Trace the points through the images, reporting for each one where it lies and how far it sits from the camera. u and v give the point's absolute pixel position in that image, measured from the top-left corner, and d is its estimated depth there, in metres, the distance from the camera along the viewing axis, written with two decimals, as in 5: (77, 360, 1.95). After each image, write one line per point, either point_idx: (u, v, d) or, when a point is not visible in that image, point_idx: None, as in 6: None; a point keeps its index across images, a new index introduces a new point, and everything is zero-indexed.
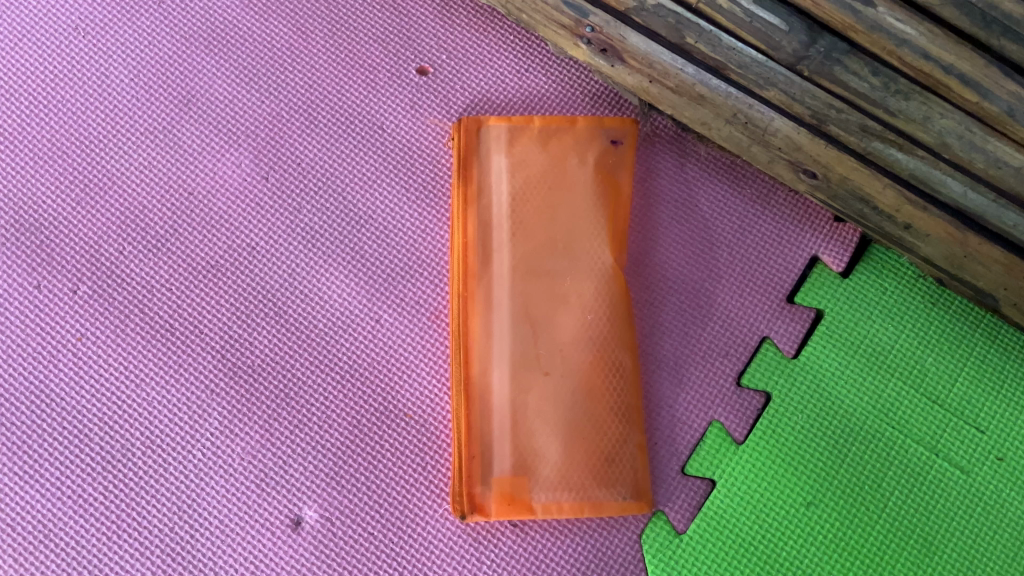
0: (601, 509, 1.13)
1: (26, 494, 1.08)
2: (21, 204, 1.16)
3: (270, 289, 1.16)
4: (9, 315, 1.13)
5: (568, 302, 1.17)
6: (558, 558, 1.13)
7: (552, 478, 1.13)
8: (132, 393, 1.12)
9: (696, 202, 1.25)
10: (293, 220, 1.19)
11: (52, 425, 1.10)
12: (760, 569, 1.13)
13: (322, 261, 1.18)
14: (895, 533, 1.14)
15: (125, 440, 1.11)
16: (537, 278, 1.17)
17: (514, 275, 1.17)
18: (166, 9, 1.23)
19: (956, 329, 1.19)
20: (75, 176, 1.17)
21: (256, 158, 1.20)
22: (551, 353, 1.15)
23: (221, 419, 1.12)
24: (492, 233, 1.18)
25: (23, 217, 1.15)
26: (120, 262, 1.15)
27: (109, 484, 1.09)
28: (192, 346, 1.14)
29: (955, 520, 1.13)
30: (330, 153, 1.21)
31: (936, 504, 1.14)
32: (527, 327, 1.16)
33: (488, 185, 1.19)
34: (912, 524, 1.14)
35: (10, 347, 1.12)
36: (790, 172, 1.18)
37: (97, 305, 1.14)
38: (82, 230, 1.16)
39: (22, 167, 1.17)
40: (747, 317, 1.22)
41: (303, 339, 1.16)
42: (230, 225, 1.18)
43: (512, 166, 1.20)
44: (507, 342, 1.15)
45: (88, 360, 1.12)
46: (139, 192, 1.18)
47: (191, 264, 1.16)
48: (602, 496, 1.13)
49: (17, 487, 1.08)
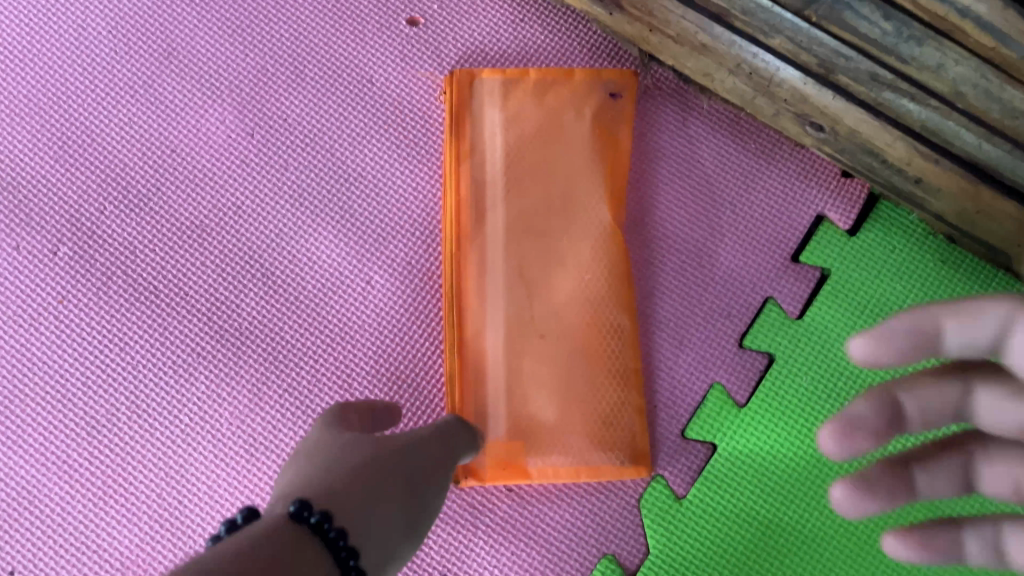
0: (599, 473, 1.10)
1: (10, 460, 1.06)
2: None
3: (257, 250, 1.13)
4: None
5: (565, 262, 1.14)
6: (555, 524, 1.11)
7: (549, 442, 1.10)
8: (117, 357, 1.09)
9: (698, 157, 1.21)
10: (279, 178, 1.15)
11: (35, 391, 1.07)
12: (762, 533, 1.10)
13: (310, 221, 1.14)
14: None
15: (110, 405, 1.08)
16: (534, 237, 1.13)
17: (509, 235, 1.13)
18: None
19: (966, 288, 1.16)
20: (52, 133, 1.13)
21: (240, 114, 1.16)
22: (547, 315, 1.12)
23: (208, 383, 1.09)
24: (487, 190, 1.14)
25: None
26: (101, 222, 1.12)
27: (94, 450, 1.07)
28: (177, 309, 1.11)
29: None
30: (317, 108, 1.17)
31: None
32: (523, 288, 1.12)
33: (483, 141, 1.15)
34: None
35: None
36: (796, 126, 1.14)
37: (78, 267, 1.10)
38: (62, 190, 1.12)
39: None
40: (750, 277, 1.18)
41: (292, 301, 1.12)
42: (214, 184, 1.14)
43: (507, 122, 1.15)
44: (502, 304, 1.12)
45: (70, 324, 1.09)
46: (120, 150, 1.13)
47: (174, 224, 1.12)
48: (600, 461, 1.10)
49: (0, 454, 1.06)
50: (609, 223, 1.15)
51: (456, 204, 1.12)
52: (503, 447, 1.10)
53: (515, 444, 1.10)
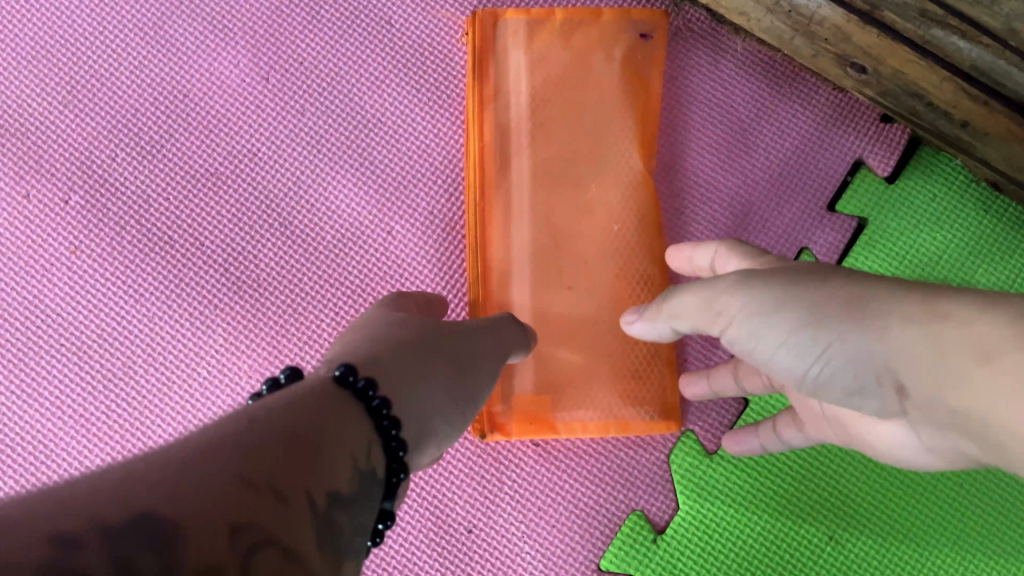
0: (628, 428, 1.07)
1: (25, 413, 1.04)
2: (4, 107, 1.08)
3: (274, 198, 1.09)
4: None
5: (592, 211, 1.09)
6: (583, 479, 1.08)
7: (576, 395, 1.07)
8: (132, 308, 1.06)
9: (732, 101, 1.16)
10: (297, 123, 1.11)
11: (49, 342, 1.05)
12: (794, 487, 1.07)
13: (328, 168, 1.10)
14: None
15: (126, 357, 1.05)
16: (560, 184, 1.09)
17: (535, 182, 1.09)
18: None
19: (1010, 238, 1.11)
20: (60, 76, 1.09)
21: (254, 56, 1.11)
22: (574, 266, 1.08)
23: (226, 335, 1.06)
24: (512, 135, 1.09)
25: (8, 122, 1.08)
26: (113, 169, 1.08)
27: (111, 403, 1.04)
28: (192, 259, 1.07)
29: None
30: (335, 49, 1.12)
31: None
32: (550, 238, 1.08)
33: (508, 84, 1.09)
34: None
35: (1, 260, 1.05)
36: (835, 68, 1.07)
37: (90, 216, 1.07)
38: (71, 136, 1.08)
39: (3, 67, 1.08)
40: (784, 227, 1.14)
41: (312, 250, 1.09)
42: (229, 129, 1.10)
43: (533, 64, 1.10)
44: (528, 254, 1.08)
45: (84, 274, 1.06)
46: (130, 94, 1.09)
47: (188, 171, 1.09)
48: (629, 415, 1.07)
49: (16, 407, 1.04)
50: (637, 170, 1.11)
51: (480, 149, 1.08)
52: (529, 400, 1.06)
53: (541, 398, 1.07)
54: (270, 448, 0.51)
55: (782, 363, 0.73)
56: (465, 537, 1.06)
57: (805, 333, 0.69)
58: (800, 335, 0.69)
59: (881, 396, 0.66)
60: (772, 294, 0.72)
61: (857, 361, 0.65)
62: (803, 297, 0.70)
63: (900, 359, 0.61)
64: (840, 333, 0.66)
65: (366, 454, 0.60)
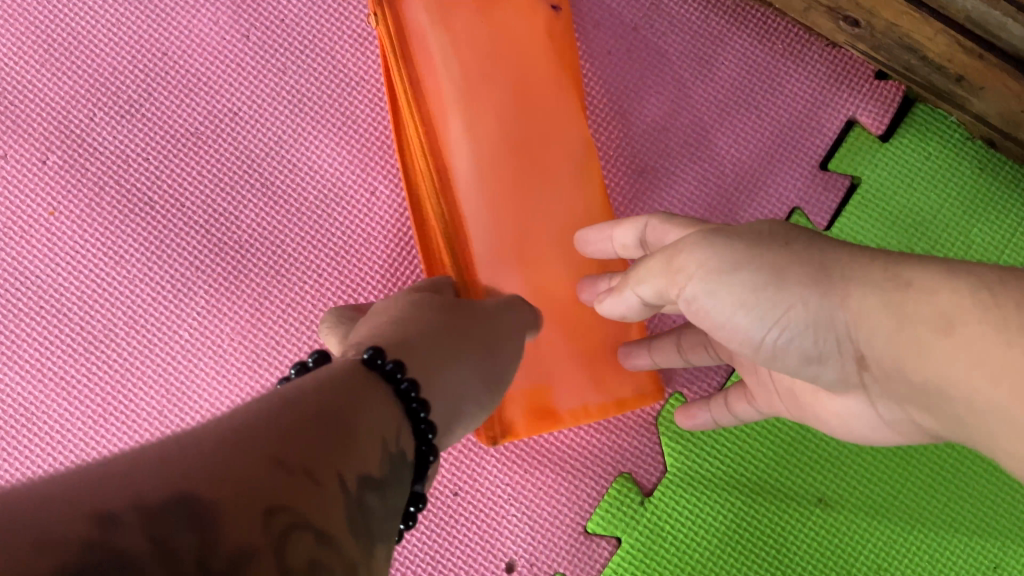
0: (624, 405, 1.02)
1: (4, 376, 1.02)
2: None
3: (254, 159, 1.07)
4: None
5: (545, 185, 1.00)
6: (569, 442, 1.07)
7: (567, 384, 1.01)
8: (113, 270, 1.05)
9: (722, 58, 1.13)
10: (277, 81, 1.08)
11: (29, 305, 1.03)
12: (784, 451, 1.06)
13: (310, 128, 1.08)
14: None
15: (108, 320, 1.04)
16: (510, 164, 0.98)
17: (484, 168, 0.98)
18: None
19: (1004, 196, 1.09)
20: (35, 33, 1.06)
21: (234, 12, 1.09)
22: (542, 252, 1.00)
23: (208, 297, 1.05)
24: (448, 125, 0.97)
25: None
26: (91, 129, 1.06)
27: (92, 366, 1.03)
28: (173, 220, 1.06)
29: None
30: (315, 7, 1.10)
31: None
32: (508, 220, 0.98)
33: (430, 68, 0.98)
34: None
35: None
36: (829, 21, 1.05)
37: (69, 177, 1.05)
38: (48, 95, 1.06)
39: None
40: (775, 187, 1.12)
41: (295, 212, 1.07)
42: (209, 88, 1.08)
43: (450, 43, 0.98)
44: (490, 243, 0.98)
45: (63, 236, 1.05)
46: (107, 52, 1.07)
47: (168, 131, 1.07)
48: (622, 392, 1.02)
49: None
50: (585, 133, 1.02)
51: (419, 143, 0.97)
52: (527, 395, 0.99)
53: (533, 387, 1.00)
54: (303, 423, 0.52)
55: (738, 327, 0.74)
56: (451, 500, 1.05)
57: (765, 290, 0.70)
58: (756, 296, 0.71)
59: (840, 361, 0.69)
60: (737, 257, 0.72)
61: (817, 325, 0.68)
62: (761, 260, 0.71)
63: (870, 323, 0.63)
64: (803, 302, 0.68)
65: (395, 439, 0.62)
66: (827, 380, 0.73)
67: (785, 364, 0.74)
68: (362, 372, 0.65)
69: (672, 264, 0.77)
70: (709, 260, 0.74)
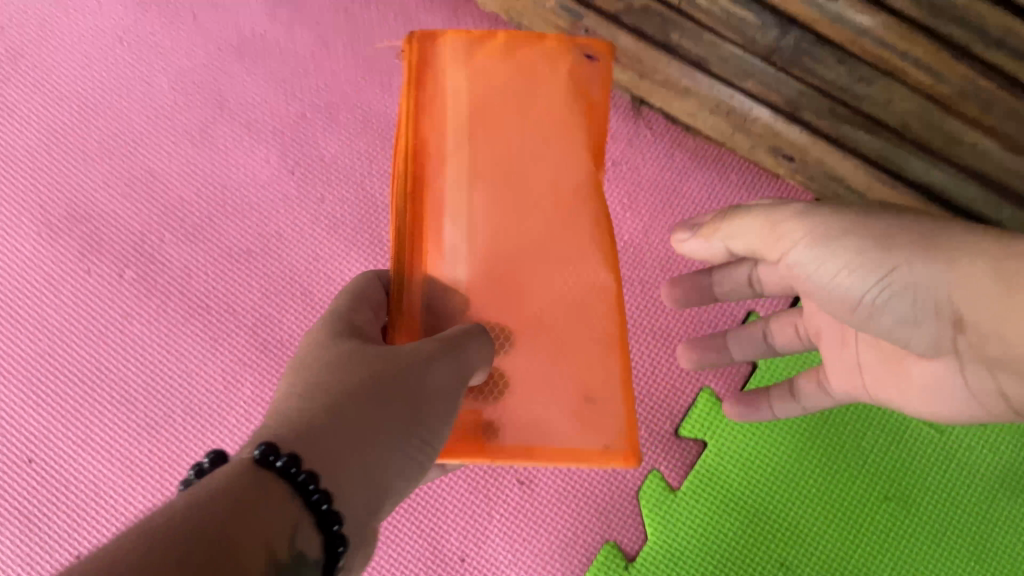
0: (579, 454, 0.78)
1: (77, 459, 1.21)
2: (74, 199, 1.30)
3: (295, 273, 1.28)
4: (61, 299, 1.26)
5: (521, 285, 0.82)
6: (563, 509, 1.23)
7: (499, 442, 0.78)
8: (172, 366, 1.24)
9: (686, 187, 1.35)
10: (317, 210, 1.30)
11: (99, 396, 1.23)
12: (745, 521, 1.22)
13: (343, 248, 1.28)
14: (869, 496, 1.22)
15: (166, 408, 1.23)
16: (493, 246, 0.82)
17: (462, 250, 0.81)
18: (199, 21, 1.34)
19: None
20: (121, 173, 1.31)
21: (283, 153, 1.32)
22: (511, 260, 0.82)
23: (252, 389, 1.23)
24: (430, 170, 0.81)
25: (75, 209, 1.29)
26: (161, 248, 1.28)
27: (152, 448, 1.21)
28: (226, 324, 1.26)
29: (922, 489, 1.21)
30: (351, 149, 1.31)
31: (905, 474, 1.22)
32: (468, 307, 0.81)
33: (429, 109, 0.82)
34: (885, 488, 1.22)
35: (60, 330, 1.26)
36: (771, 158, 1.28)
37: (139, 288, 1.27)
38: (126, 221, 1.29)
39: (75, 167, 1.31)
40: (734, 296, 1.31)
41: (330, 300, 1.26)
42: (261, 217, 1.30)
43: (462, 88, 0.83)
44: (471, 254, 0.81)
45: (132, 338, 1.25)
46: (179, 185, 1.31)
47: (224, 251, 1.28)
48: (580, 440, 0.79)
49: (69, 453, 1.22)
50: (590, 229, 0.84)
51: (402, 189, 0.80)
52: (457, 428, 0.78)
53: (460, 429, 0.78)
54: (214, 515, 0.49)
55: (846, 287, 0.84)
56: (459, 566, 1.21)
57: (858, 264, 0.81)
58: (856, 266, 0.82)
59: (938, 325, 0.80)
60: (840, 223, 0.84)
61: (916, 288, 0.78)
62: (871, 230, 0.81)
63: (969, 294, 0.74)
64: (900, 264, 0.78)
65: (287, 539, 0.54)
66: (919, 341, 0.83)
67: (879, 323, 0.85)
68: (242, 481, 0.54)
69: (783, 228, 0.89)
70: (822, 212, 0.86)
